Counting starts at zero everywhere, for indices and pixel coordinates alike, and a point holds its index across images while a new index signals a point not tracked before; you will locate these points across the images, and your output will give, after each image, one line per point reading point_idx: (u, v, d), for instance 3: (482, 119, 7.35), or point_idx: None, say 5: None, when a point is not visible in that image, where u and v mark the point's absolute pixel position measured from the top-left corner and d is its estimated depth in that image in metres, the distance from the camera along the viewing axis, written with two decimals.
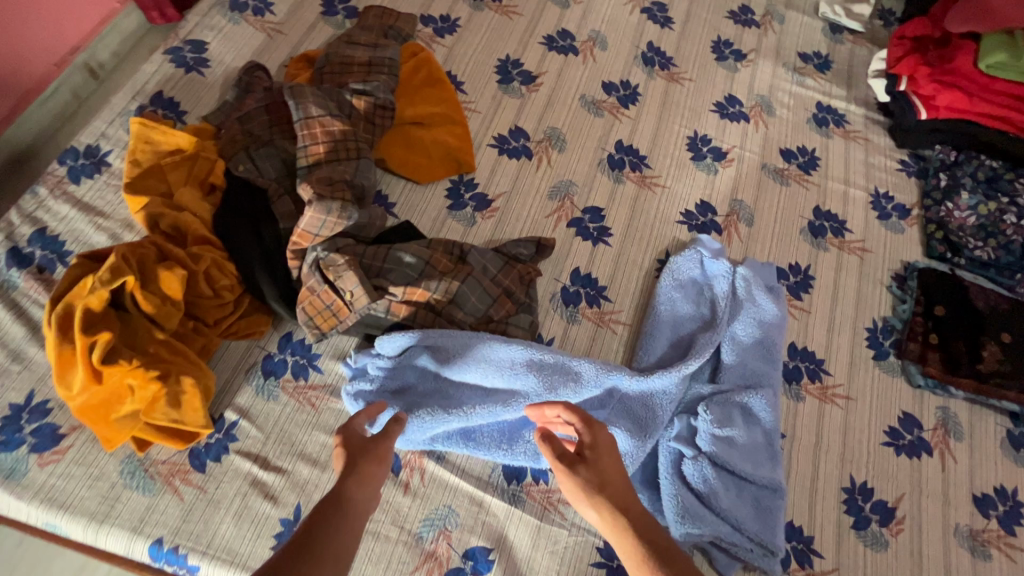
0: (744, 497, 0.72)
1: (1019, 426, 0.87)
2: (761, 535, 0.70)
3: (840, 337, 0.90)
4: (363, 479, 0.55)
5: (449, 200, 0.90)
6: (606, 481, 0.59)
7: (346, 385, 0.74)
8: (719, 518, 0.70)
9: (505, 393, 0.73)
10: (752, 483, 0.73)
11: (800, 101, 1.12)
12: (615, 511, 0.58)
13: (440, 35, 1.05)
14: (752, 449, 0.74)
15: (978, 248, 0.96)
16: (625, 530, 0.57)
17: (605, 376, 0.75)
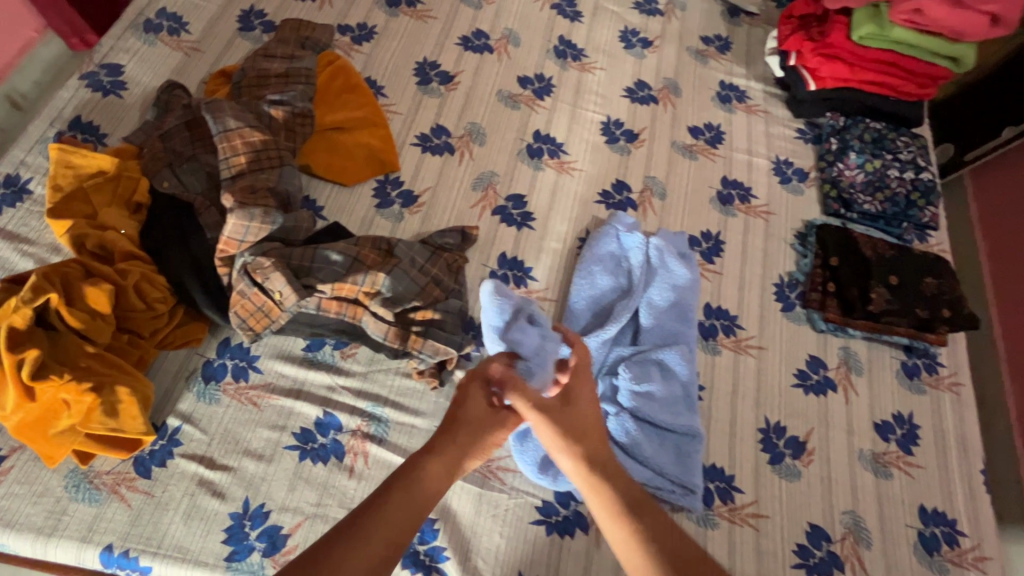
0: (665, 445, 0.79)
1: (911, 357, 0.96)
2: (681, 477, 0.76)
3: (750, 294, 0.98)
4: (446, 460, 0.63)
5: (377, 199, 0.94)
6: (583, 435, 0.67)
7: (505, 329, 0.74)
8: (642, 466, 0.77)
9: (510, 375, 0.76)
10: (671, 431, 0.80)
11: (704, 81, 1.20)
12: (590, 465, 0.65)
13: (358, 43, 1.09)
14: (672, 401, 0.81)
15: (867, 202, 1.06)
16: (601, 484, 0.64)
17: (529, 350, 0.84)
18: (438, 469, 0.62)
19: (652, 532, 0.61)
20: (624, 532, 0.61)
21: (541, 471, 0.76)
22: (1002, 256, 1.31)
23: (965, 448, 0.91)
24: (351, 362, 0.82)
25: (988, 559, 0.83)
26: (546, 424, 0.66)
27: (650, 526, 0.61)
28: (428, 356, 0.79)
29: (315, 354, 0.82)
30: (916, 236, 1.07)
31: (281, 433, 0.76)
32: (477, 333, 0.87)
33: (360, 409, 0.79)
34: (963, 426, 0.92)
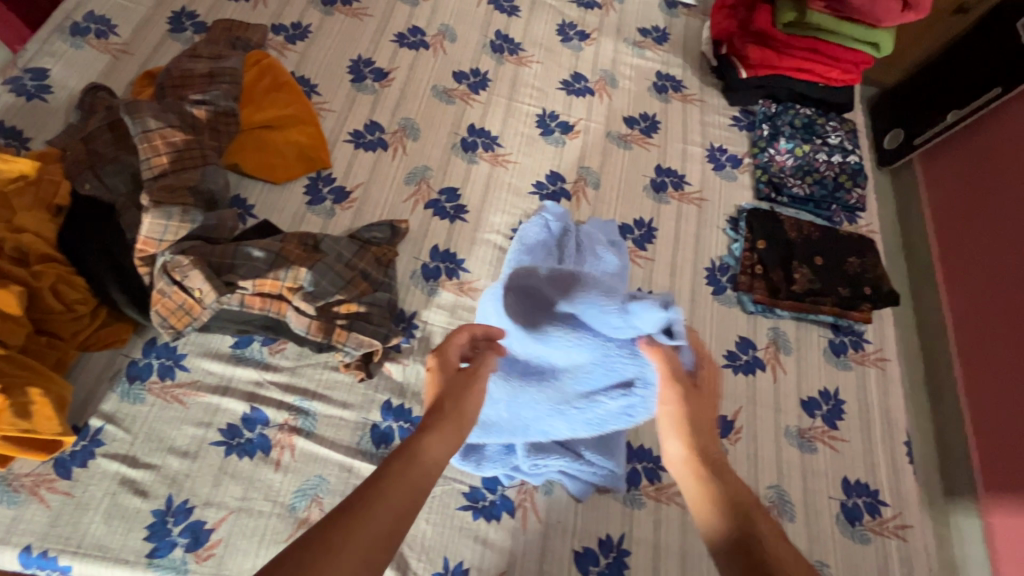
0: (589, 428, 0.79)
1: (838, 335, 0.99)
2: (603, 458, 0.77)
3: (682, 279, 1.00)
4: (448, 438, 0.60)
5: (308, 196, 0.95)
6: (702, 427, 0.63)
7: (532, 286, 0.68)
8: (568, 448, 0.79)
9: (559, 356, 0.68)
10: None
11: (640, 72, 1.22)
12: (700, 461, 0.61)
13: (292, 42, 1.09)
14: None
15: (796, 186, 1.09)
16: (709, 482, 0.60)
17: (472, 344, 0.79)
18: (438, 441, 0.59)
19: (759, 537, 0.54)
20: (721, 530, 0.57)
21: (465, 457, 0.77)
22: (949, 235, 1.34)
23: (889, 420, 0.94)
24: (280, 357, 0.83)
25: (909, 527, 0.86)
26: (676, 395, 0.62)
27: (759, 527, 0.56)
28: (353, 348, 0.80)
29: (243, 351, 0.83)
30: (846, 217, 1.10)
31: (207, 430, 0.77)
32: (407, 325, 0.88)
33: (288, 403, 0.80)
34: (887, 400, 0.95)
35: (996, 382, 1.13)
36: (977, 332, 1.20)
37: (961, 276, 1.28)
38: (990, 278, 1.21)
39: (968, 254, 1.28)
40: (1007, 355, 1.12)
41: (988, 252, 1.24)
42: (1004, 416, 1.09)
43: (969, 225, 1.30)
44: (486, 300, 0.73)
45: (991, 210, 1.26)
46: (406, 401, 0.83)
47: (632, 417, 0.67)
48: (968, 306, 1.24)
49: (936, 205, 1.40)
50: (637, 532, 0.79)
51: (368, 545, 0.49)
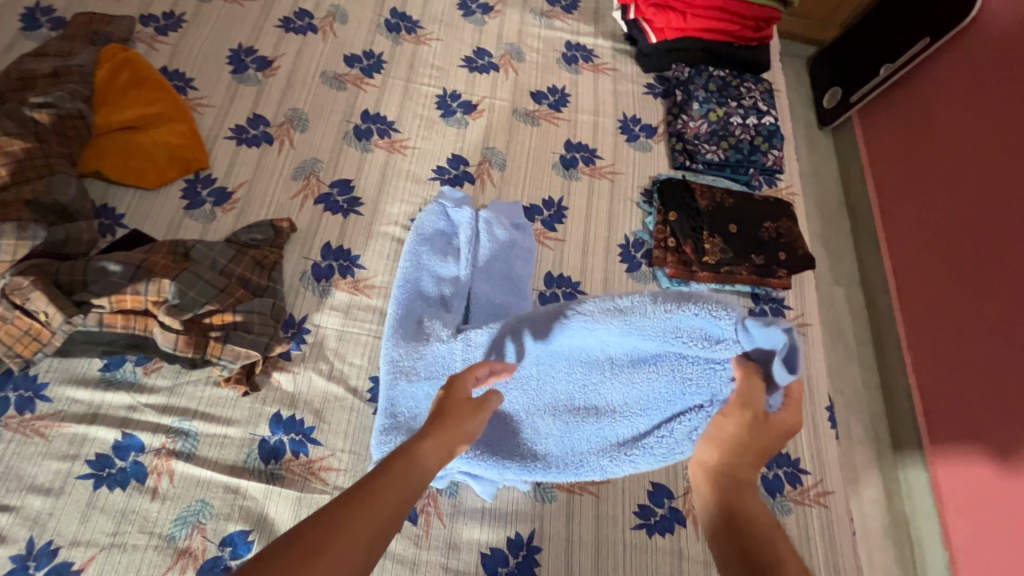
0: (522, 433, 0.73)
1: (758, 303, 0.96)
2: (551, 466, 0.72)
3: (595, 258, 0.96)
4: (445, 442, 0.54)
5: (185, 200, 0.88)
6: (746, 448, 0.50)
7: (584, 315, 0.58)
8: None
9: (623, 389, 0.61)
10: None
11: (548, 43, 1.16)
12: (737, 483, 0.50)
13: (163, 33, 1.01)
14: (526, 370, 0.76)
15: (710, 151, 1.05)
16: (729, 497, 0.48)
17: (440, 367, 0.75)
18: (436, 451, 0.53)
19: (779, 568, 0.43)
20: (730, 550, 0.46)
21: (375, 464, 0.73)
22: (886, 191, 1.32)
23: (810, 387, 0.92)
24: (156, 377, 0.77)
25: (830, 493, 0.84)
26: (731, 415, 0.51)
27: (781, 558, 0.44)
28: (229, 361, 0.75)
29: (113, 374, 0.76)
30: (765, 180, 1.07)
31: (73, 463, 0.70)
32: (296, 331, 0.82)
33: (166, 425, 0.74)
34: (808, 367, 0.93)
35: (935, 340, 1.12)
36: (916, 292, 1.19)
37: (899, 237, 1.26)
38: (925, 236, 1.19)
39: (903, 213, 1.26)
40: (945, 310, 1.11)
41: (921, 209, 1.22)
42: (943, 376, 1.08)
43: (904, 183, 1.28)
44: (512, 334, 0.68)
45: (923, 165, 1.24)
46: (297, 412, 0.78)
47: (699, 439, 0.57)
48: (907, 266, 1.22)
49: (874, 166, 1.38)
50: (549, 527, 0.76)
51: (360, 553, 0.42)
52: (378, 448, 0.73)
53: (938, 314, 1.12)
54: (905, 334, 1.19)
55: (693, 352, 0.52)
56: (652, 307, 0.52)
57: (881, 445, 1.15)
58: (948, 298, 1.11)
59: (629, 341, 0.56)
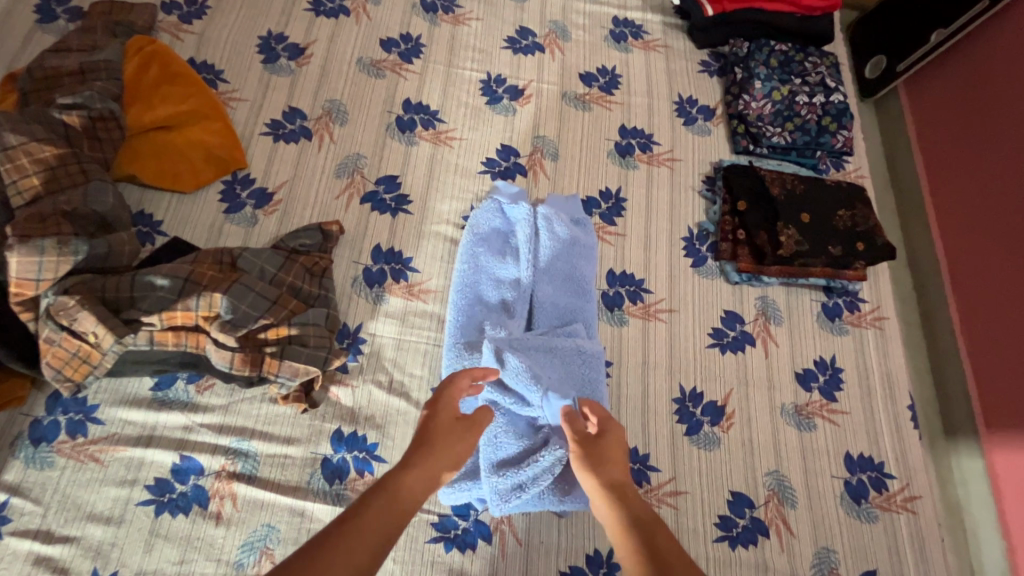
0: None
1: (832, 297, 0.91)
2: None
3: (658, 253, 0.90)
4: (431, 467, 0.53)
5: (225, 203, 0.83)
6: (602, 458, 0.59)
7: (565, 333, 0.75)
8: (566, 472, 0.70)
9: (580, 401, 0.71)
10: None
11: (594, 19, 1.09)
12: (610, 489, 0.56)
13: (187, 21, 0.94)
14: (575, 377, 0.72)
15: (776, 134, 0.98)
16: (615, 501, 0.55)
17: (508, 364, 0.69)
18: (423, 477, 0.52)
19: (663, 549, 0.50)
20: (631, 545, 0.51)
21: (451, 486, 0.69)
22: (932, 146, 1.16)
23: (891, 385, 0.87)
24: (209, 396, 0.73)
25: (918, 498, 0.80)
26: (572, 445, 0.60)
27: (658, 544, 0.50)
28: (287, 378, 0.70)
29: (165, 393, 0.72)
30: (832, 164, 1.00)
31: (132, 489, 0.67)
32: (352, 341, 0.78)
33: (224, 447, 0.70)
34: (888, 363, 0.88)
35: (992, 316, 0.97)
36: (975, 262, 1.02)
37: (951, 199, 1.10)
38: (990, 199, 1.02)
39: (960, 172, 1.09)
40: (1006, 280, 0.96)
41: (981, 165, 1.05)
42: (1000, 357, 0.94)
43: (964, 139, 1.10)
44: (565, 351, 0.73)
45: (976, 117, 1.08)
46: (359, 428, 0.74)
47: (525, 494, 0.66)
48: (962, 232, 1.06)
49: (922, 122, 1.20)
50: None
51: None
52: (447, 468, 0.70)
53: (1001, 289, 0.97)
54: (957, 306, 1.03)
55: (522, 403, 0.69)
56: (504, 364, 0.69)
57: (932, 427, 0.97)
58: (1017, 268, 0.95)
59: (558, 363, 0.72)
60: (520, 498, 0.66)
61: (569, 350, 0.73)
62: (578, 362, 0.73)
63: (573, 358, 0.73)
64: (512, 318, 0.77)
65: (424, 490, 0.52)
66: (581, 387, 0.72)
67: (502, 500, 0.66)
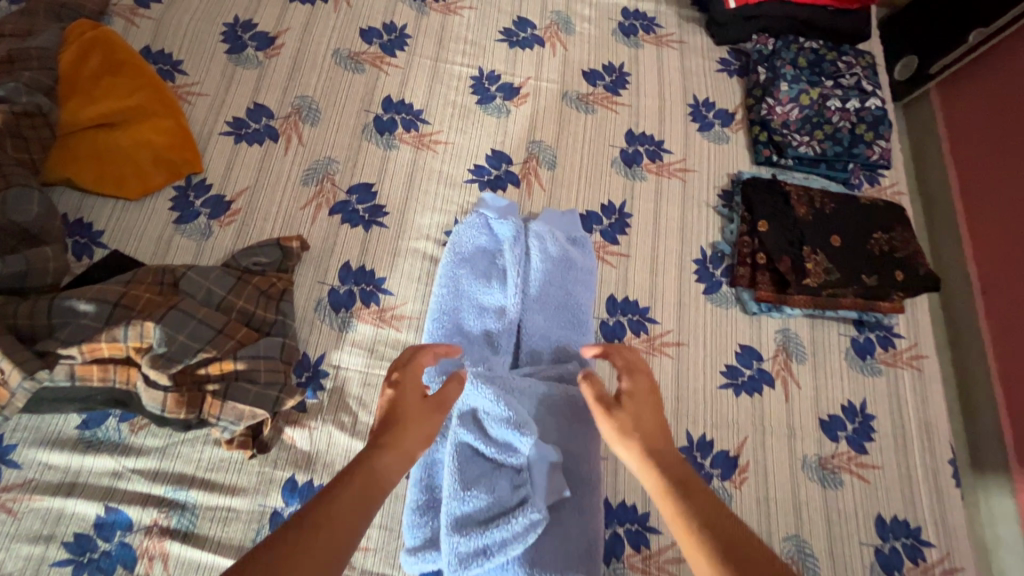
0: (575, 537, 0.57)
1: (863, 332, 0.80)
2: None
3: (666, 277, 0.79)
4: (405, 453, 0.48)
5: (175, 212, 0.73)
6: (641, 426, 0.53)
7: (555, 375, 0.65)
8: None
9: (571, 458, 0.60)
10: (561, 502, 0.59)
11: (602, 11, 0.98)
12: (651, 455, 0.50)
13: (144, 5, 0.84)
14: (566, 430, 0.61)
15: (803, 144, 0.86)
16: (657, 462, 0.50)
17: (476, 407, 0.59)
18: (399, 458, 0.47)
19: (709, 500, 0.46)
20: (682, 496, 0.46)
21: (413, 555, 0.57)
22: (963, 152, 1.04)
23: (929, 435, 0.76)
24: (144, 437, 0.63)
25: (960, 571, 0.69)
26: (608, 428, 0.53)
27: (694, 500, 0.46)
28: (231, 422, 0.61)
29: (94, 433, 0.63)
30: (866, 178, 0.89)
31: (47, 547, 0.58)
32: (312, 375, 0.68)
33: (156, 497, 0.61)
34: (926, 410, 0.77)
35: None
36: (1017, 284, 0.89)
37: (985, 212, 0.97)
38: None
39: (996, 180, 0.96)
40: None
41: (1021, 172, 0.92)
42: None
43: (1010, 141, 0.95)
44: (553, 401, 0.62)
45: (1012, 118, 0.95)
46: (315, 476, 0.64)
47: (486, 557, 0.54)
48: (996, 243, 0.94)
49: (967, 114, 1.05)
50: None
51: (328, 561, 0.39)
52: (411, 532, 0.58)
53: None
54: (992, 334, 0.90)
55: (489, 454, 0.58)
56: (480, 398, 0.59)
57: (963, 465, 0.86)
58: None
59: (547, 414, 0.61)
60: (481, 565, 0.54)
61: (559, 396, 0.62)
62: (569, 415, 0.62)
63: (564, 408, 0.62)
64: (495, 354, 0.67)
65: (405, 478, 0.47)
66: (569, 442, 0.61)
67: (459, 566, 0.54)
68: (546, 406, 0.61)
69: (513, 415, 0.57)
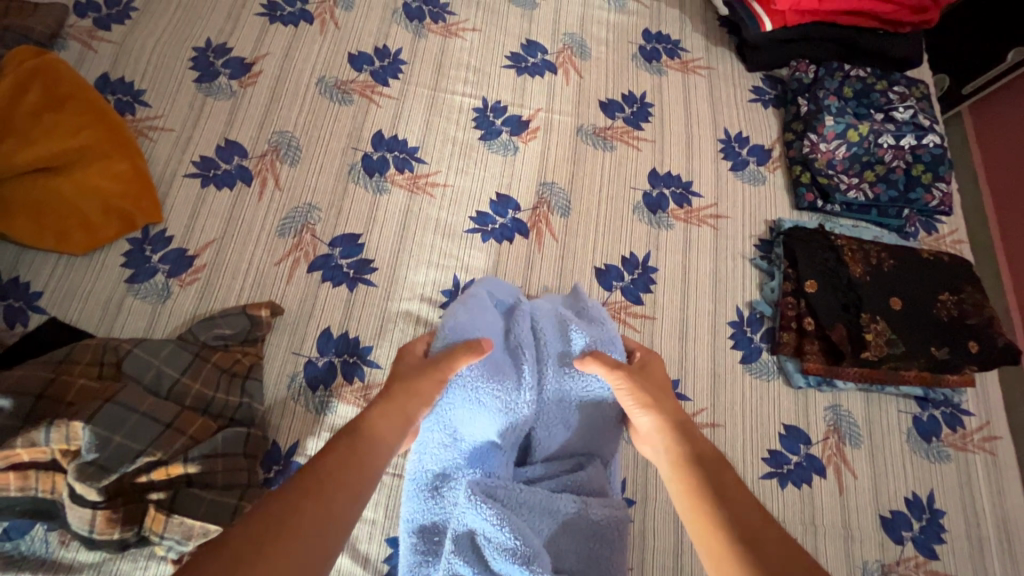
0: None
1: (927, 409, 0.69)
2: None
3: (698, 343, 0.68)
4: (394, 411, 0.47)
5: (129, 270, 0.63)
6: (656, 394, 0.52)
7: (571, 481, 0.53)
8: None
9: None
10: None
11: (620, 33, 0.87)
12: (674, 424, 0.50)
13: (105, 28, 0.74)
14: (585, 554, 0.50)
15: (851, 187, 0.76)
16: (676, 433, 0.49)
17: (474, 528, 0.49)
18: (384, 420, 0.46)
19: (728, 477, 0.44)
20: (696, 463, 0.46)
21: None
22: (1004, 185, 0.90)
23: (1008, 535, 0.64)
24: (76, 551, 0.52)
25: None
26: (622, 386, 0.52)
27: (729, 489, 0.43)
28: (177, 541, 0.50)
29: (16, 546, 0.52)
30: (922, 225, 0.78)
31: None
32: (283, 468, 0.57)
33: None
34: (1003, 504, 0.66)
35: None
36: None
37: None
38: None
39: None
40: None
41: None
42: None
43: None
44: (569, 515, 0.51)
45: None
46: None
47: None
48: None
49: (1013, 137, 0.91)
50: None
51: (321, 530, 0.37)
52: None
53: None
54: None
55: None
56: (477, 515, 0.49)
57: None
58: None
59: (561, 535, 0.50)
60: None
61: (576, 510, 0.51)
62: (590, 533, 0.50)
63: (582, 526, 0.50)
64: (500, 452, 0.54)
65: (393, 432, 0.46)
66: (588, 570, 0.50)
67: None
68: (558, 524, 0.50)
69: (521, 547, 0.47)
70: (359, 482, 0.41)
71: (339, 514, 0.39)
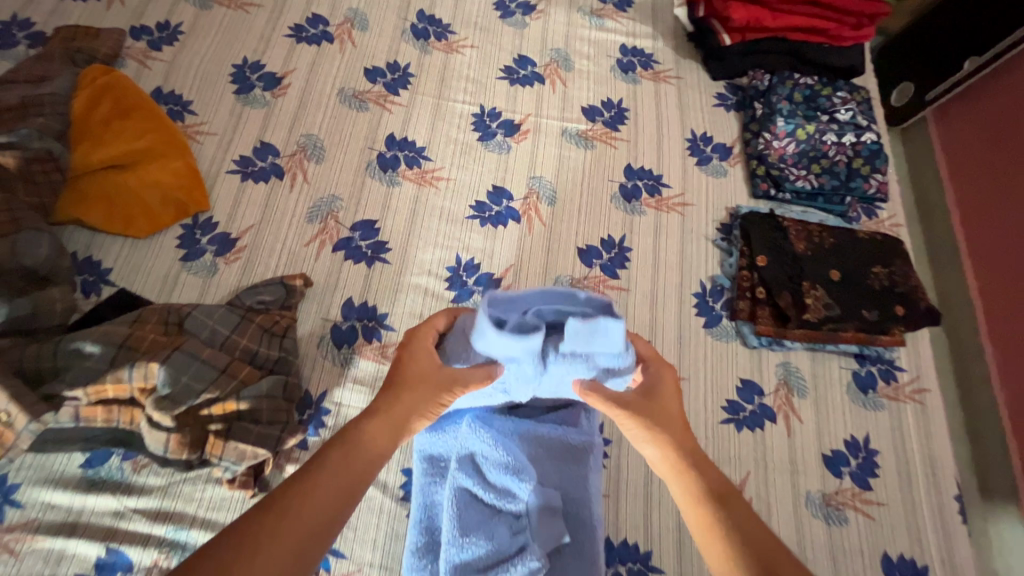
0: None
1: (864, 365, 0.80)
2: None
3: (666, 311, 0.80)
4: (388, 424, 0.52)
5: (182, 250, 0.74)
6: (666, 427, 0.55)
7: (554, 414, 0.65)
8: None
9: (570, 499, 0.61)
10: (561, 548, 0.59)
11: (600, 48, 1.00)
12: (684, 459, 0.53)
13: (157, 48, 0.87)
14: (564, 470, 0.61)
15: (800, 178, 0.88)
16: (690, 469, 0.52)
17: (473, 450, 0.60)
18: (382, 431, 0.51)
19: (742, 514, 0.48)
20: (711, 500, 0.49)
21: None
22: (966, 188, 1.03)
23: (933, 471, 0.75)
24: (146, 475, 0.63)
25: None
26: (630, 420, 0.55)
27: (742, 523, 0.47)
28: (232, 463, 0.61)
29: (97, 472, 0.63)
30: (863, 211, 0.90)
31: None
32: (314, 412, 0.68)
33: (157, 537, 0.61)
34: (930, 445, 0.76)
35: None
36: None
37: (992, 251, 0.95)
38: None
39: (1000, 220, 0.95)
40: None
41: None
42: None
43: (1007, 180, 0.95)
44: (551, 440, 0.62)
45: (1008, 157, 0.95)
46: None
47: None
48: (997, 265, 0.94)
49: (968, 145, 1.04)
50: None
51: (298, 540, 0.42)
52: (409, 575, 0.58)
53: None
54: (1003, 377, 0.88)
55: (488, 498, 0.58)
56: (476, 440, 0.60)
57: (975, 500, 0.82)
58: None
59: (545, 455, 0.62)
60: None
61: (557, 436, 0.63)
62: (568, 454, 0.62)
63: (562, 449, 0.62)
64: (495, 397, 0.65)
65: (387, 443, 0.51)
66: (567, 482, 0.61)
67: None
68: (543, 446, 0.62)
69: (511, 460, 0.58)
70: (344, 495, 0.46)
71: (308, 522, 0.43)
